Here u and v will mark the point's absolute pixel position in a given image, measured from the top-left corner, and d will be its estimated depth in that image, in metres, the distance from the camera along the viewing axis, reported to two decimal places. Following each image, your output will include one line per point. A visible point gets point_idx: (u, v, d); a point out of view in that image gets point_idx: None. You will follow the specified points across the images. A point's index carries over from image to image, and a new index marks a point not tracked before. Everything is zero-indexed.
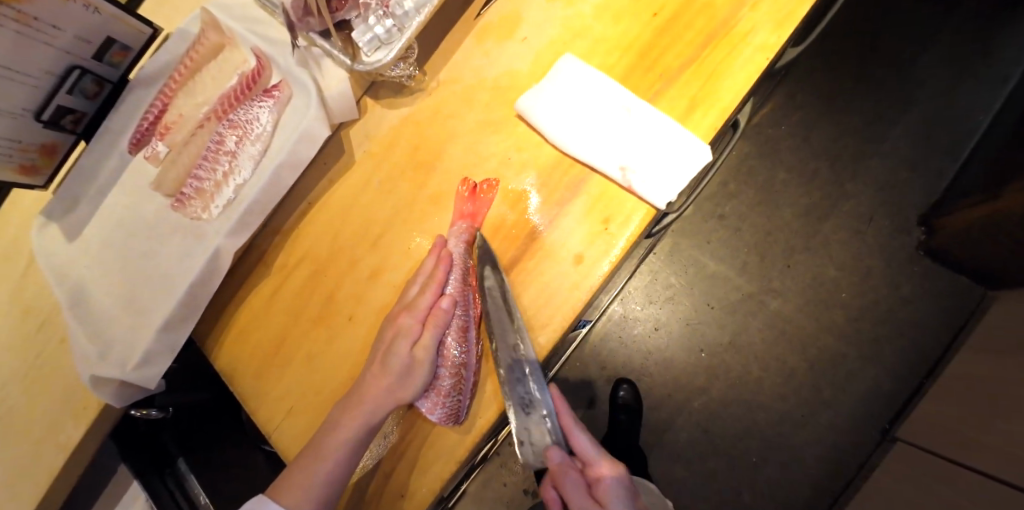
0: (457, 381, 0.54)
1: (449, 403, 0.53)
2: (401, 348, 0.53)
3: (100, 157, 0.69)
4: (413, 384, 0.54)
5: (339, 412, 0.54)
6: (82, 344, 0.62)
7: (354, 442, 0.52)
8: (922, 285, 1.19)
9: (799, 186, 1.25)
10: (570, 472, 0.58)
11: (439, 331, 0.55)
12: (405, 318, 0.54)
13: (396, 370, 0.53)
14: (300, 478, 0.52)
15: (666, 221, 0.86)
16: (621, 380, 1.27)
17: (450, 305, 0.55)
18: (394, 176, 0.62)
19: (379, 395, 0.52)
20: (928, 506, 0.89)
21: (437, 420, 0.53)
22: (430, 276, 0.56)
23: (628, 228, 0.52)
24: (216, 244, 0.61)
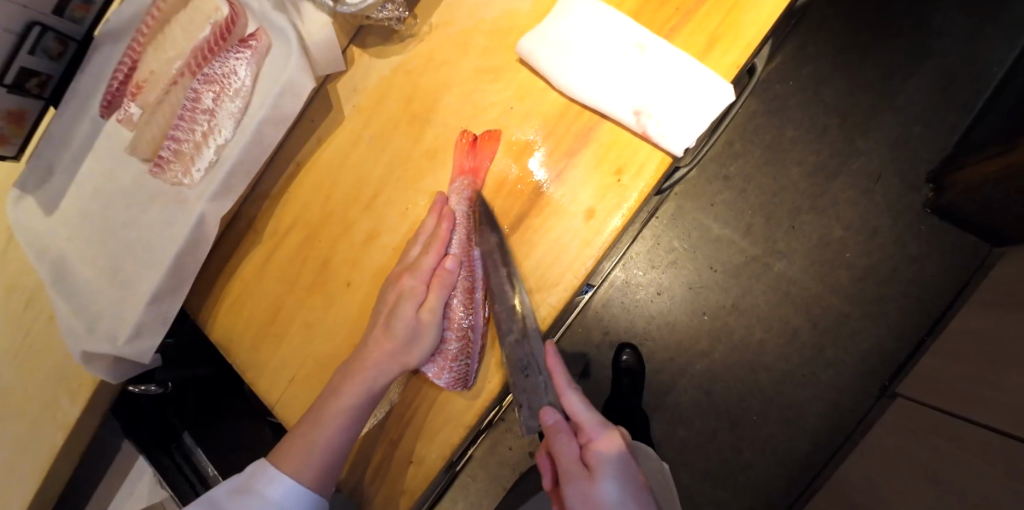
0: (464, 344, 0.52)
1: (457, 367, 0.51)
2: (404, 310, 0.50)
3: (71, 124, 0.69)
4: (418, 348, 0.51)
5: (338, 380, 0.52)
6: (70, 319, 0.66)
7: (358, 409, 0.50)
8: (930, 242, 1.16)
9: (808, 144, 1.21)
10: (561, 438, 0.53)
11: (445, 292, 0.52)
12: (407, 279, 0.51)
13: (399, 334, 0.50)
14: (302, 445, 0.50)
15: (676, 175, 0.82)
16: (623, 345, 1.27)
17: (455, 265, 0.52)
18: (387, 131, 0.58)
19: (381, 360, 0.50)
20: (928, 460, 0.90)
21: (444, 385, 0.51)
22: (432, 236, 0.53)
23: (642, 180, 0.49)
24: (200, 209, 0.58)
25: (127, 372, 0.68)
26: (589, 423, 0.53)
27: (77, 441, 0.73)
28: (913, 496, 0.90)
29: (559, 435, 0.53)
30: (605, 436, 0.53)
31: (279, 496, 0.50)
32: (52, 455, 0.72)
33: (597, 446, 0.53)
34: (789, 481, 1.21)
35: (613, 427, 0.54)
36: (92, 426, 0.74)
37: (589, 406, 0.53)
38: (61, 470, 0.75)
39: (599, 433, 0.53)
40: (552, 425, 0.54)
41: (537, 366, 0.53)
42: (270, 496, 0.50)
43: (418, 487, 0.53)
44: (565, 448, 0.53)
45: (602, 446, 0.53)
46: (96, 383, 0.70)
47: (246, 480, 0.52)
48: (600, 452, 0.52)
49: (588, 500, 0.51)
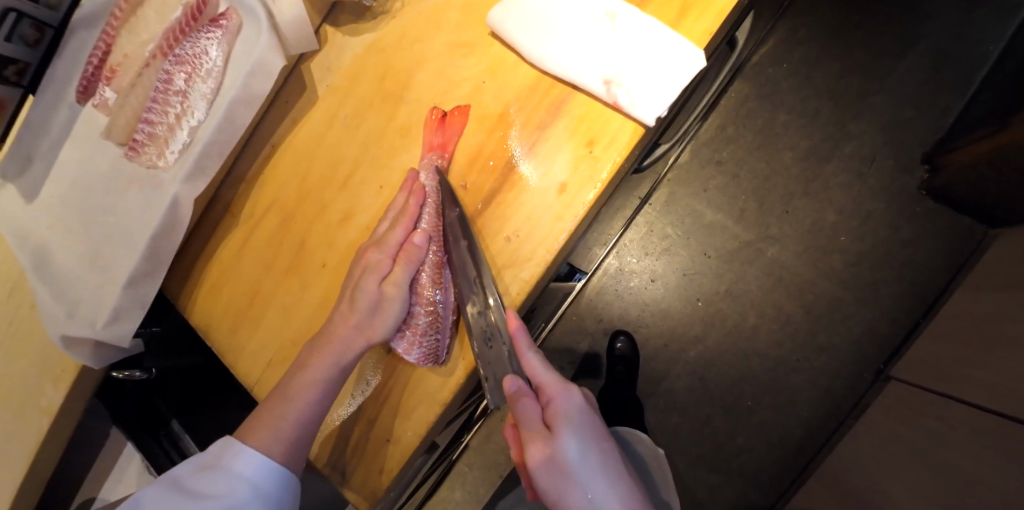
0: (433, 318, 0.52)
1: (426, 342, 0.51)
2: (369, 283, 0.50)
3: (50, 110, 0.68)
4: (384, 321, 0.51)
5: (307, 353, 0.52)
6: (50, 304, 0.66)
7: (328, 383, 0.50)
8: (924, 225, 1.15)
9: (801, 128, 1.20)
10: (524, 403, 0.51)
11: (412, 267, 0.52)
12: (374, 253, 0.51)
13: (365, 306, 0.50)
14: (271, 419, 0.50)
15: (656, 152, 0.77)
16: (617, 332, 1.28)
17: (424, 240, 0.52)
18: (361, 110, 0.58)
19: (347, 334, 0.50)
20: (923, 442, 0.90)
21: (414, 361, 0.51)
22: (400, 212, 0.52)
23: (613, 151, 0.48)
24: (173, 192, 0.57)
25: (111, 357, 0.68)
26: (549, 384, 0.51)
27: (63, 427, 0.73)
28: (910, 481, 0.89)
29: (522, 401, 0.51)
30: (566, 394, 0.51)
31: (248, 472, 0.50)
32: (37, 442, 0.72)
33: (559, 406, 0.51)
34: (783, 467, 1.21)
35: (575, 386, 0.52)
36: (77, 412, 0.74)
37: (549, 366, 0.52)
38: (48, 456, 0.76)
39: (561, 393, 0.51)
40: (514, 392, 0.51)
41: (500, 335, 0.52)
42: (238, 472, 0.50)
43: (395, 464, 0.53)
44: (528, 413, 0.51)
45: (565, 406, 0.51)
46: (79, 370, 0.70)
47: (213, 456, 0.52)
48: (562, 411, 0.50)
49: (551, 459, 0.49)
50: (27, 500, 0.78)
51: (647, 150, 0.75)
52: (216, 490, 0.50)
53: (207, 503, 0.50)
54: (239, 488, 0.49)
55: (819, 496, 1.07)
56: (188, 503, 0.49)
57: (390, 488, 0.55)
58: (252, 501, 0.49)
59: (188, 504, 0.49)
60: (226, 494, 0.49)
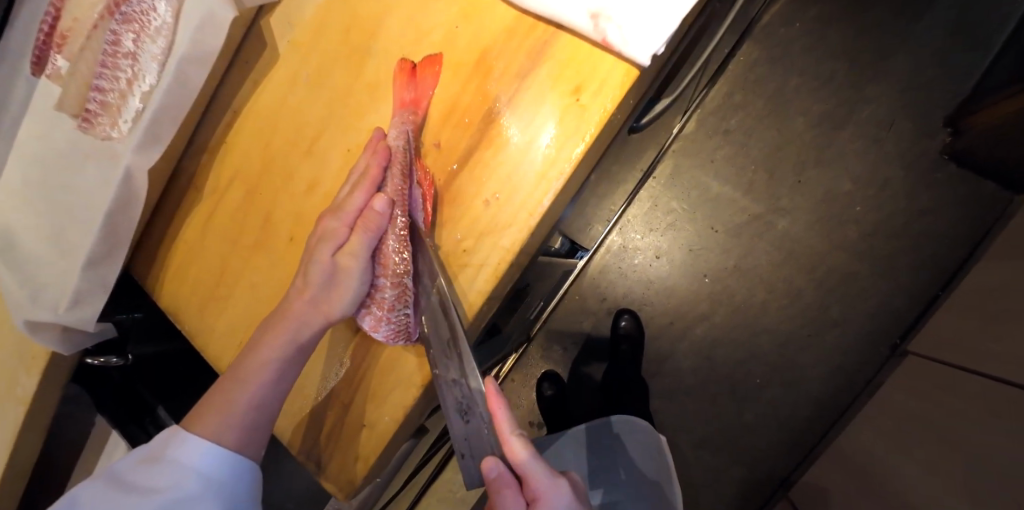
0: (400, 294, 0.48)
1: (395, 318, 0.48)
2: (322, 254, 0.46)
3: (8, 85, 0.65)
4: (341, 296, 0.47)
5: (260, 330, 0.48)
6: (13, 289, 0.62)
7: (284, 362, 0.47)
8: (945, 193, 1.08)
9: (813, 92, 1.12)
10: (505, 495, 0.46)
11: (372, 237, 0.47)
12: (329, 221, 0.47)
13: (320, 279, 0.47)
14: (221, 402, 0.47)
15: (654, 108, 0.69)
16: (621, 311, 1.23)
17: (384, 206, 0.47)
18: (325, 66, 0.52)
19: (301, 309, 0.47)
20: (935, 418, 0.86)
21: (382, 338, 0.48)
22: (361, 175, 0.48)
23: (603, 98, 0.42)
24: (125, 164, 0.53)
25: (81, 341, 0.65)
26: (535, 475, 0.46)
27: (39, 416, 0.70)
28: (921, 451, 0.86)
29: (502, 491, 0.46)
30: (552, 487, 0.46)
31: (194, 462, 0.46)
32: (14, 431, 0.69)
33: (544, 501, 0.46)
34: (793, 447, 1.18)
35: (564, 478, 0.47)
36: (53, 402, 0.70)
37: (535, 453, 0.47)
38: (29, 447, 0.73)
39: (547, 487, 0.46)
40: (494, 480, 0.47)
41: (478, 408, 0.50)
42: (184, 464, 0.46)
43: (372, 451, 0.49)
44: (509, 507, 0.46)
45: (551, 501, 0.46)
46: (49, 357, 0.66)
47: (158, 447, 0.48)
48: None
49: None
50: (13, 490, 0.76)
51: (643, 107, 0.68)
52: (161, 484, 0.46)
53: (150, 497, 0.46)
54: (185, 482, 0.46)
55: (829, 477, 1.04)
56: (130, 497, 0.46)
57: (370, 477, 0.51)
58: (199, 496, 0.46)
59: (129, 498, 0.46)
60: (172, 488, 0.46)
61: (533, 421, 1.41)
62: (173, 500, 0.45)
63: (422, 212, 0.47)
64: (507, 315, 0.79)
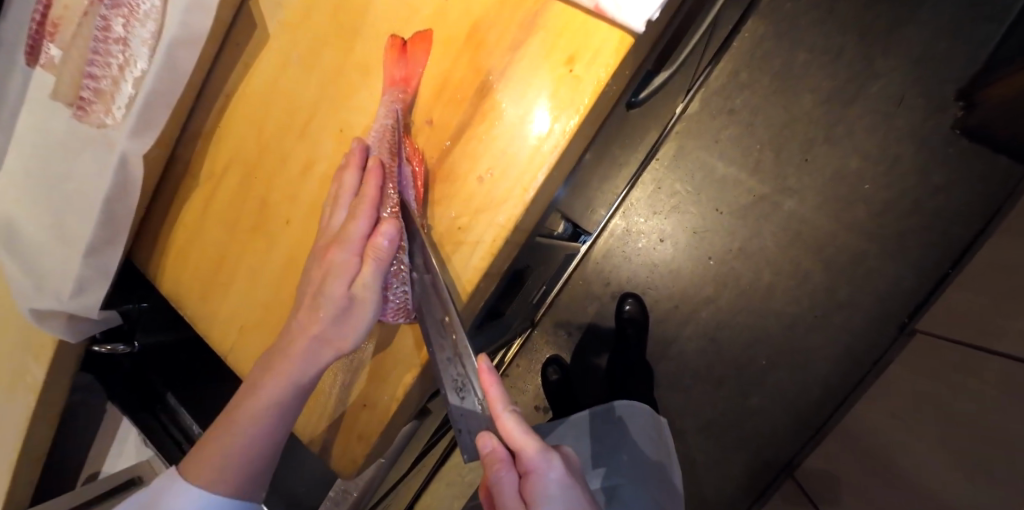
0: (397, 271, 0.49)
1: (397, 296, 0.49)
2: (334, 287, 0.46)
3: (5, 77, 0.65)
4: (356, 328, 0.47)
5: (266, 362, 0.48)
6: (19, 279, 0.63)
7: (304, 391, 0.48)
8: (957, 166, 1.17)
9: (823, 67, 1.22)
10: (498, 468, 0.50)
11: (382, 266, 0.47)
12: (338, 252, 0.46)
13: (331, 310, 0.47)
14: (234, 430, 0.48)
15: (652, 82, 0.65)
16: (626, 295, 1.34)
17: (393, 233, 0.46)
18: (316, 46, 0.51)
19: (314, 342, 0.47)
20: (942, 394, 0.92)
21: (391, 318, 0.49)
22: (364, 199, 0.47)
23: (597, 66, 0.40)
24: (119, 150, 0.53)
25: (86, 329, 0.65)
26: (527, 451, 0.49)
27: (50, 404, 0.71)
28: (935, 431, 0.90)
29: (495, 466, 0.50)
30: (543, 463, 0.49)
31: (190, 506, 0.49)
32: (27, 418, 0.71)
33: (536, 474, 0.49)
34: (798, 421, 1.31)
35: (555, 452, 0.50)
36: (62, 389, 0.71)
37: (527, 430, 0.49)
38: (43, 433, 0.74)
39: (539, 462, 0.49)
40: (489, 454, 0.50)
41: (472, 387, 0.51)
42: (183, 507, 0.49)
43: (371, 431, 0.49)
44: (503, 479, 0.50)
45: (542, 475, 0.49)
46: (55, 346, 0.67)
47: (155, 493, 0.51)
48: (539, 483, 0.48)
49: None
50: (28, 477, 0.77)
51: (640, 82, 0.63)
52: None
53: None
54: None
55: (835, 450, 1.16)
56: None
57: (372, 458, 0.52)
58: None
59: None
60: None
61: (541, 406, 1.44)
62: None
63: (412, 191, 0.47)
64: (509, 299, 0.79)
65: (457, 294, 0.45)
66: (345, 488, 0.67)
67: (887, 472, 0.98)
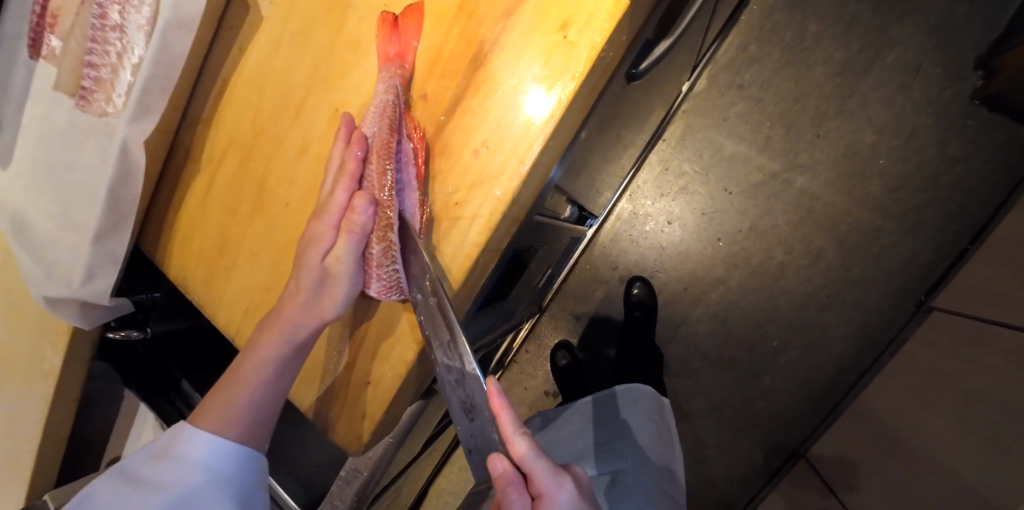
0: (387, 249, 0.48)
1: (385, 274, 0.49)
2: (311, 258, 0.47)
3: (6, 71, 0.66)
4: (334, 299, 0.48)
5: (258, 331, 0.49)
6: (31, 270, 0.64)
7: (284, 360, 0.48)
8: (976, 138, 1.14)
9: (836, 37, 1.19)
10: (509, 494, 0.47)
11: (357, 239, 0.47)
12: (315, 224, 0.47)
13: (310, 283, 0.47)
14: (219, 403, 0.49)
15: (655, 51, 0.60)
16: (634, 278, 1.34)
17: (367, 204, 0.47)
18: (308, 25, 0.51)
19: (296, 313, 0.48)
20: (974, 374, 0.91)
21: (376, 293, 0.49)
22: (340, 171, 0.47)
23: (591, 31, 0.39)
24: (120, 136, 0.53)
25: (99, 316, 0.67)
26: (539, 474, 0.47)
27: (69, 389, 0.73)
28: (961, 413, 0.90)
29: (506, 491, 0.47)
30: (555, 485, 0.47)
31: (204, 456, 0.47)
32: (47, 403, 0.73)
33: (548, 499, 0.46)
34: (812, 402, 1.30)
35: (566, 475, 0.48)
36: (80, 375, 0.73)
37: (538, 452, 0.47)
38: (62, 418, 0.76)
39: (552, 484, 0.47)
40: (499, 477, 0.48)
41: (481, 408, 0.52)
42: (193, 457, 0.48)
43: (377, 408, 0.50)
44: (514, 505, 0.46)
45: (555, 499, 0.46)
46: (70, 333, 0.68)
47: (164, 445, 0.49)
48: (551, 507, 0.46)
49: None
50: (50, 463, 0.80)
51: (642, 51, 0.59)
52: (170, 479, 0.47)
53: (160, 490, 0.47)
54: (195, 475, 0.47)
55: (851, 431, 1.15)
56: (140, 491, 0.47)
57: (375, 436, 0.52)
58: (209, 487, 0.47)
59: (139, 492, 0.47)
60: (182, 482, 0.47)
61: (551, 390, 1.45)
62: (182, 494, 0.46)
63: (412, 169, 0.46)
64: (512, 280, 0.79)
65: (456, 270, 0.45)
66: (355, 467, 0.68)
67: (910, 455, 0.98)
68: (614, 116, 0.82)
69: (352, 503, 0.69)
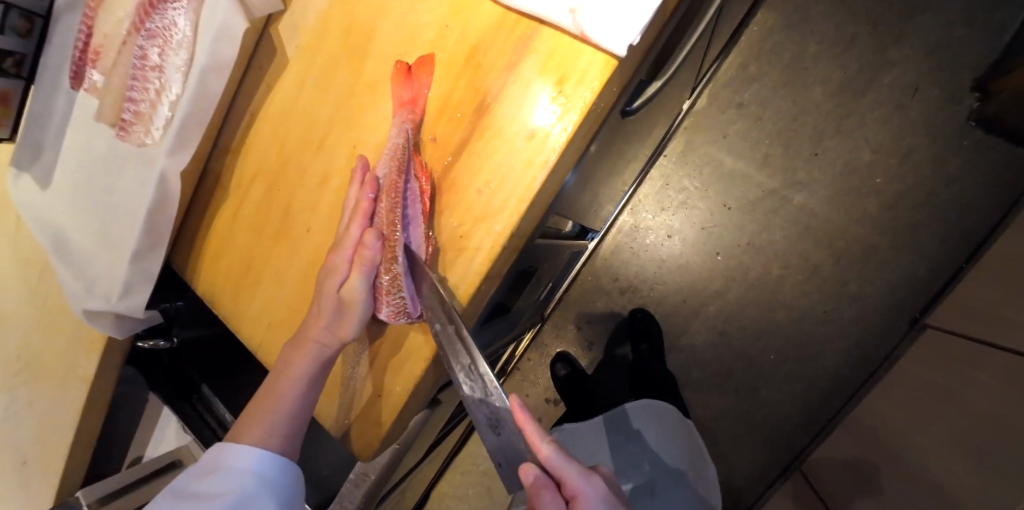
0: (394, 279, 0.52)
1: (393, 301, 0.52)
2: (327, 288, 0.52)
3: (50, 100, 0.71)
4: (349, 324, 0.52)
5: (288, 351, 0.53)
6: (72, 283, 0.70)
7: (312, 375, 0.52)
8: (971, 158, 1.18)
9: (835, 58, 1.23)
10: (544, 497, 0.47)
11: (368, 271, 0.52)
12: (332, 257, 0.52)
13: (328, 310, 0.52)
14: (251, 416, 0.53)
15: (647, 91, 0.64)
16: (635, 310, 1.39)
17: (376, 240, 0.51)
18: (330, 70, 0.56)
19: (316, 335, 0.52)
20: (966, 392, 0.94)
21: (386, 318, 0.53)
22: (354, 210, 0.52)
23: (584, 88, 0.44)
24: (160, 166, 0.59)
25: (132, 326, 0.72)
26: (570, 474, 0.47)
27: (101, 393, 0.79)
28: (954, 429, 0.93)
29: (541, 494, 0.47)
30: (587, 484, 0.47)
31: (250, 465, 0.52)
32: (80, 406, 0.78)
33: (583, 498, 0.46)
34: (808, 412, 1.33)
35: (597, 474, 0.48)
36: (112, 379, 0.79)
37: (565, 454, 0.48)
38: (94, 420, 0.82)
39: (583, 483, 0.47)
40: (533, 483, 0.48)
41: (506, 422, 0.55)
42: (239, 467, 0.52)
43: (387, 417, 0.54)
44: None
45: (589, 499, 0.46)
46: (105, 341, 0.74)
47: (212, 460, 0.54)
48: (587, 506, 0.46)
49: None
50: (80, 461, 0.85)
51: (637, 89, 0.62)
52: (220, 490, 0.51)
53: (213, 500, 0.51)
54: (245, 482, 0.51)
55: (845, 443, 1.18)
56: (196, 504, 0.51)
57: (385, 443, 0.57)
58: (259, 493, 0.51)
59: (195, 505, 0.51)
60: (232, 490, 0.51)
61: (552, 398, 1.50)
62: (235, 501, 0.51)
63: (418, 206, 0.50)
64: (514, 296, 0.83)
65: (460, 296, 0.50)
66: (364, 471, 0.73)
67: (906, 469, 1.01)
68: (619, 134, 0.84)
69: (361, 504, 0.74)
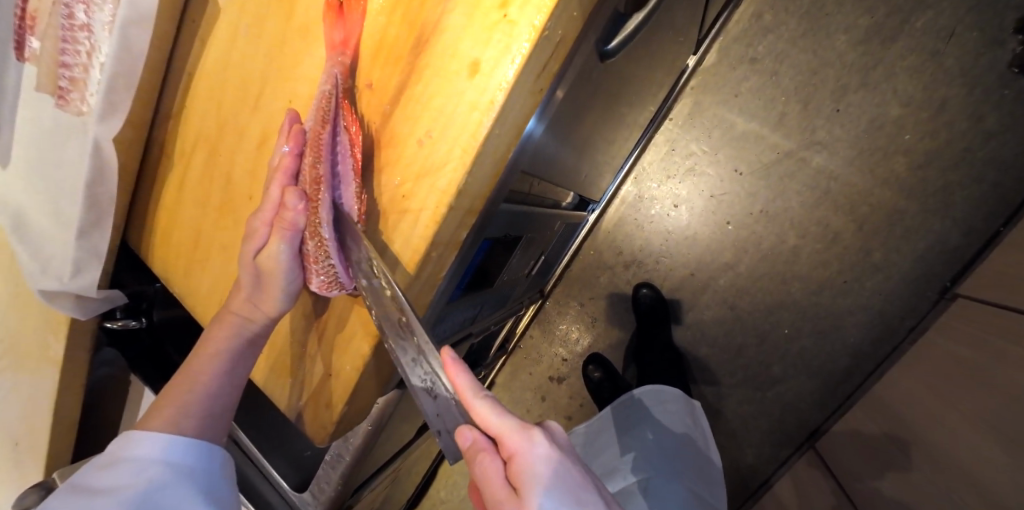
0: (319, 246, 0.48)
1: (322, 271, 0.48)
2: (246, 254, 0.49)
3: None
4: (272, 294, 0.49)
5: (214, 322, 0.52)
6: (26, 263, 0.66)
7: (233, 351, 0.50)
8: (1012, 111, 1.05)
9: (859, 3, 1.11)
10: (482, 459, 0.44)
11: (291, 236, 0.48)
12: (254, 220, 0.49)
13: (248, 281, 0.50)
14: (178, 396, 0.51)
15: (627, 27, 0.52)
16: (640, 284, 1.33)
17: (297, 201, 0.47)
18: (260, 13, 0.51)
19: (240, 305, 0.51)
20: (994, 367, 0.85)
21: (317, 290, 0.49)
22: (277, 167, 0.48)
23: (532, 9, 0.37)
24: (92, 133, 0.54)
25: (95, 307, 0.69)
26: (505, 434, 0.43)
27: (73, 375, 0.77)
28: (984, 412, 0.83)
29: (478, 457, 0.44)
30: (526, 444, 0.43)
31: (167, 453, 0.49)
32: (53, 389, 0.76)
33: (520, 458, 0.42)
34: (824, 390, 1.25)
35: (539, 429, 0.44)
36: (84, 361, 0.77)
37: (501, 411, 0.44)
38: (71, 403, 0.80)
39: (520, 443, 0.43)
40: (470, 448, 0.45)
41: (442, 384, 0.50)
42: (151, 455, 0.49)
43: (338, 399, 0.50)
44: (488, 472, 0.44)
45: (526, 457, 0.42)
46: (68, 323, 0.72)
47: (121, 448, 0.50)
48: (524, 465, 0.42)
49: None
50: (62, 444, 0.84)
51: (611, 26, 0.51)
52: (130, 479, 0.48)
53: (121, 489, 0.47)
54: (153, 471, 0.48)
55: (862, 423, 1.10)
56: (99, 493, 0.47)
57: (340, 427, 0.52)
58: (175, 481, 0.48)
59: (98, 495, 0.47)
60: (138, 482, 0.48)
61: (556, 375, 1.45)
62: (146, 490, 0.47)
63: (350, 162, 0.45)
64: (499, 262, 0.77)
65: (406, 263, 0.44)
66: (338, 452, 0.69)
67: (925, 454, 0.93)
68: (624, 87, 0.74)
69: (338, 486, 0.71)
